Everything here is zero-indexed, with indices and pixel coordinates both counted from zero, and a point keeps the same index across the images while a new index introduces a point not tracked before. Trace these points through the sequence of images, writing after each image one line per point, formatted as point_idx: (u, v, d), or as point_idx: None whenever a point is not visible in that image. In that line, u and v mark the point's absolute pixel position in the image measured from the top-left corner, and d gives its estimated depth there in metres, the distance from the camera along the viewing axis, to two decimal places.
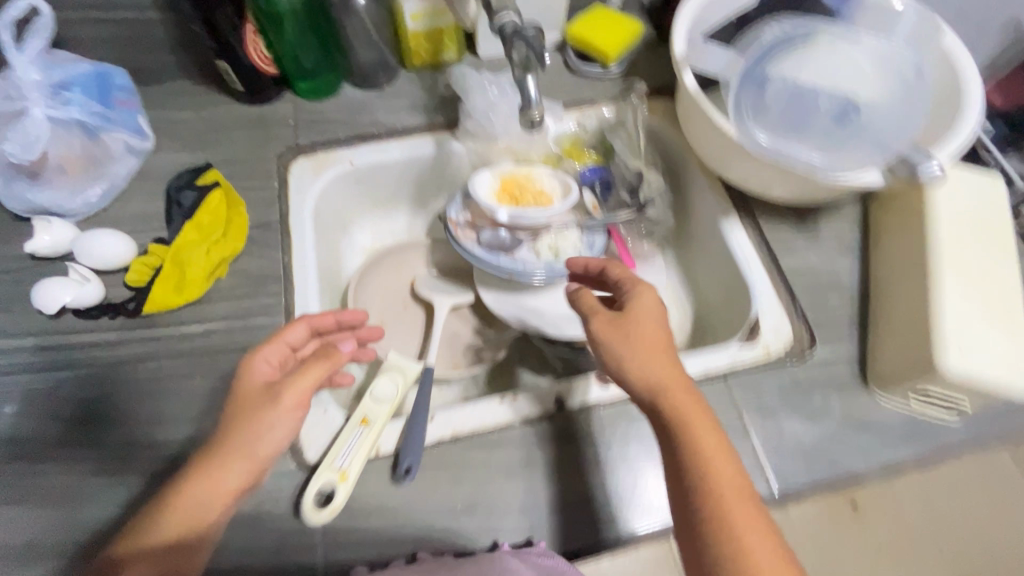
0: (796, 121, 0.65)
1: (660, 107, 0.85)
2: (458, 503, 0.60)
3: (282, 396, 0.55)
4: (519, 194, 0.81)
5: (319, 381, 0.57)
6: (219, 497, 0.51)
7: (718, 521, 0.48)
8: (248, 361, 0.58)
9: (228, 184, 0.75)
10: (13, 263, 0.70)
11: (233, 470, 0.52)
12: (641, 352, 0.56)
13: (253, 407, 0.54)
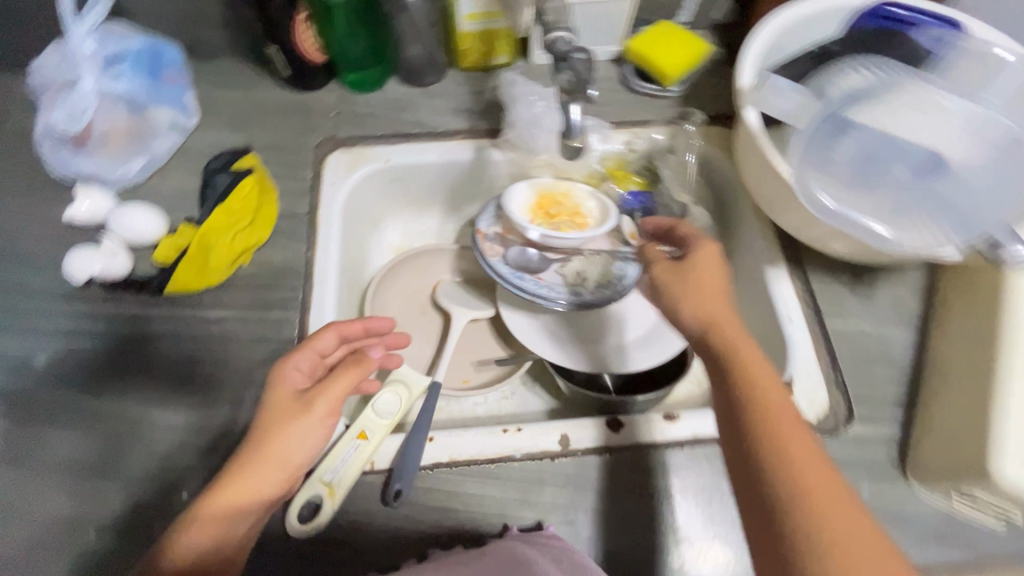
0: (866, 183, 0.58)
1: (717, 137, 0.79)
2: (446, 534, 0.58)
3: (315, 404, 0.54)
4: (554, 212, 0.78)
5: (350, 388, 0.56)
6: (271, 481, 0.52)
7: (783, 475, 0.44)
8: (283, 362, 0.57)
9: (263, 171, 0.75)
10: (55, 226, 0.72)
11: (277, 459, 0.52)
12: (700, 298, 0.56)
13: (286, 415, 0.54)
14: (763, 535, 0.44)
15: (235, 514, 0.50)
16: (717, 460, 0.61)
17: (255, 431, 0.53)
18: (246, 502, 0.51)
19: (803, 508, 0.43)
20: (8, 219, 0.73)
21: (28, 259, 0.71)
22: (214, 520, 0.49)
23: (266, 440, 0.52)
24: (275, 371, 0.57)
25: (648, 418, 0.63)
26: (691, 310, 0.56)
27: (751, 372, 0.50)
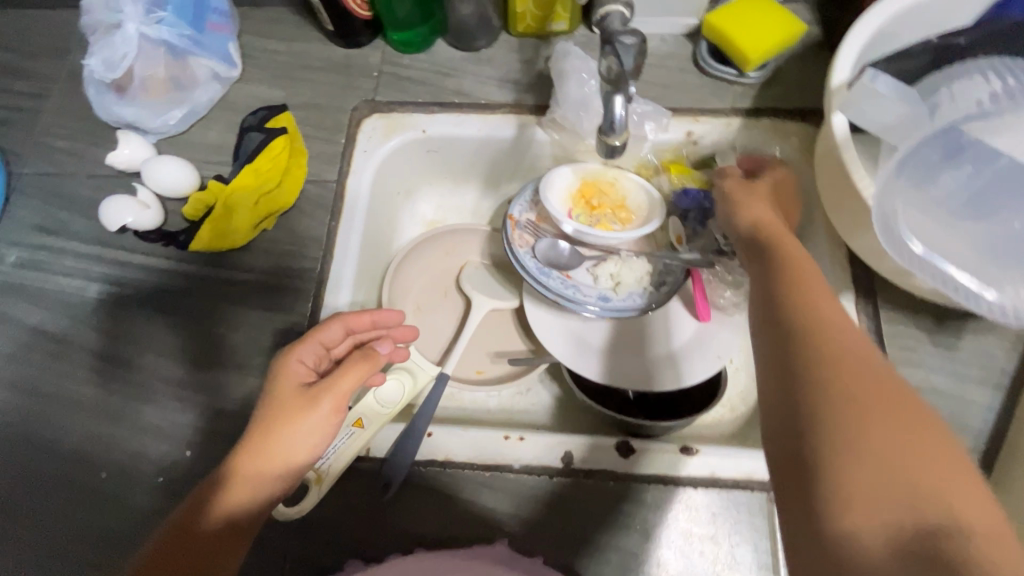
0: (962, 225, 0.48)
1: (795, 137, 0.69)
2: (429, 537, 0.56)
3: (321, 401, 0.52)
4: (598, 203, 0.72)
5: (355, 387, 0.54)
6: (280, 465, 0.51)
7: (808, 337, 0.41)
8: (288, 350, 0.56)
9: (296, 132, 0.73)
10: (99, 169, 0.74)
11: (286, 448, 0.51)
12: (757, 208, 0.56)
13: (291, 408, 0.52)
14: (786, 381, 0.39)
15: (258, 478, 0.50)
16: (733, 506, 0.56)
17: (263, 417, 0.52)
18: (274, 462, 0.50)
19: (827, 366, 0.38)
20: (59, 157, 0.75)
21: (72, 200, 0.73)
22: (243, 478, 0.50)
23: (274, 431, 0.51)
24: (281, 357, 0.56)
25: (662, 449, 0.58)
26: (747, 213, 0.56)
27: (795, 262, 0.48)
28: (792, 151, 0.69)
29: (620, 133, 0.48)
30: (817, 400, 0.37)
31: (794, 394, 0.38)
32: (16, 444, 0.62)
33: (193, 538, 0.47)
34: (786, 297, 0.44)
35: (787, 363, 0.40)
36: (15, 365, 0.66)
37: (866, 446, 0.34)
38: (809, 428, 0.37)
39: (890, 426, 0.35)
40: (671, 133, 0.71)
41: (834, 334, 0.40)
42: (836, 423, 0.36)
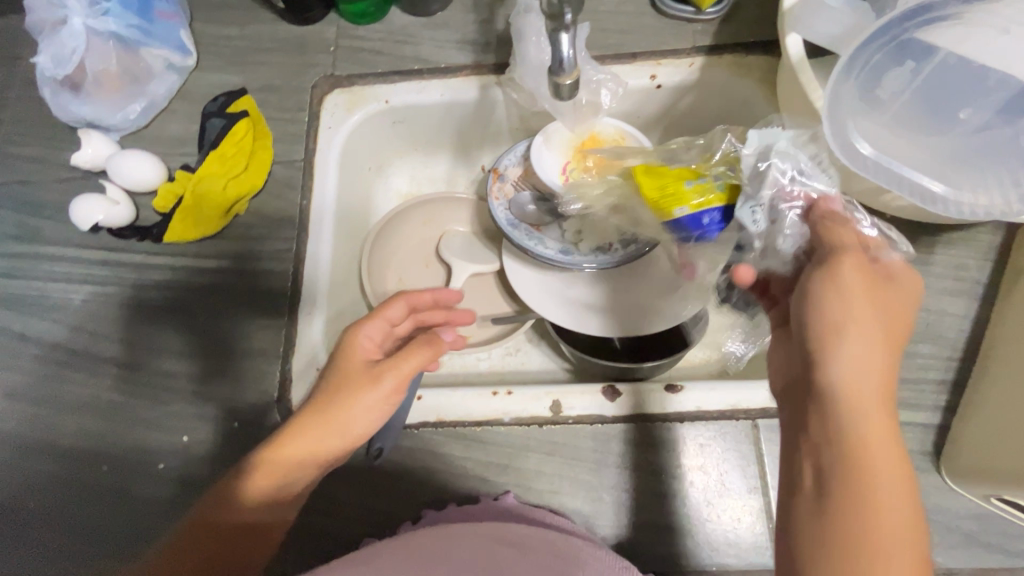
0: (909, 129, 0.51)
1: (760, 69, 0.69)
2: (427, 496, 0.57)
3: (384, 377, 0.53)
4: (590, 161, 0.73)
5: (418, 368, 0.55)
6: (326, 455, 0.52)
7: (834, 514, 0.38)
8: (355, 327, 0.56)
9: (257, 114, 0.73)
10: (65, 172, 0.73)
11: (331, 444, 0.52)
12: (834, 327, 0.43)
13: (353, 383, 0.53)
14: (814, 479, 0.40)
15: (274, 495, 0.51)
16: (719, 436, 0.57)
17: (321, 394, 0.53)
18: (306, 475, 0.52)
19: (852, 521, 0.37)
20: (22, 163, 0.74)
21: (41, 205, 0.72)
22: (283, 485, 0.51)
23: (336, 404, 0.52)
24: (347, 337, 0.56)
25: (649, 389, 0.59)
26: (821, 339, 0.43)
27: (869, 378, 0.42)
28: (757, 83, 0.69)
29: (569, 72, 0.48)
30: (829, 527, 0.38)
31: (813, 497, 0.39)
32: (16, 448, 0.63)
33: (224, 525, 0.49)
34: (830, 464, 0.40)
35: (823, 484, 0.39)
36: (5, 373, 0.66)
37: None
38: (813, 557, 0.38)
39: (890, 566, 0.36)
40: (635, 79, 0.71)
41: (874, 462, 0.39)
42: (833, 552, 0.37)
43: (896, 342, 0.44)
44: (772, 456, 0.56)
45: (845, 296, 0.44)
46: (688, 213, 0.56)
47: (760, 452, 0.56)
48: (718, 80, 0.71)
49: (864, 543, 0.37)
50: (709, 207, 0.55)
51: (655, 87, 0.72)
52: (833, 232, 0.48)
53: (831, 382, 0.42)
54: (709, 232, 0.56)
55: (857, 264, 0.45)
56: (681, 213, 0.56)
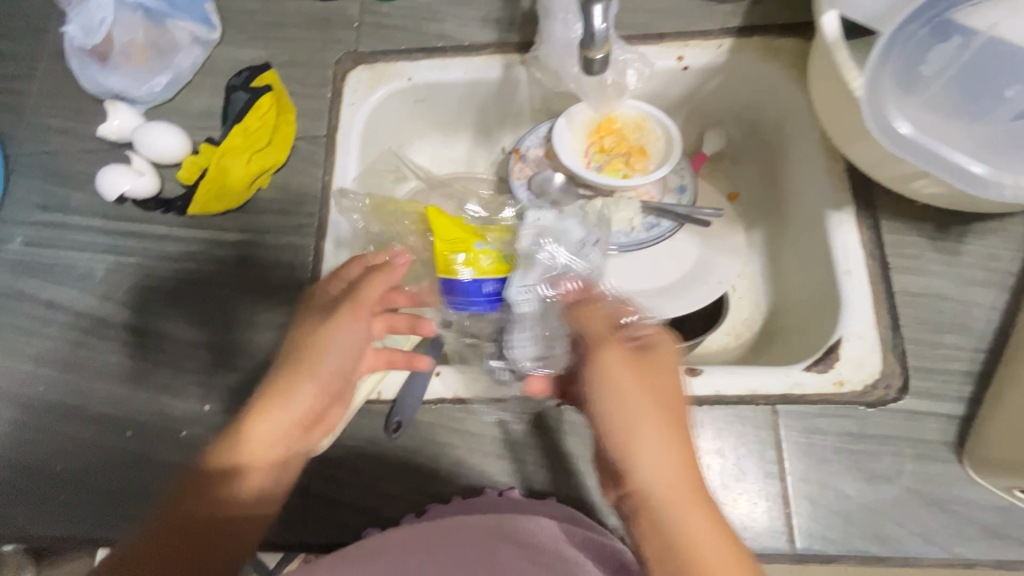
0: (948, 112, 0.50)
1: (791, 51, 0.68)
2: (443, 470, 0.58)
3: (348, 300, 0.55)
4: (612, 142, 0.73)
5: (381, 290, 0.55)
6: (295, 419, 0.52)
7: None
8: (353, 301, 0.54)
9: (281, 89, 0.73)
10: (92, 143, 0.74)
11: (302, 416, 0.53)
12: (617, 439, 0.44)
13: (318, 316, 0.55)
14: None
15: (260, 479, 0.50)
16: (737, 422, 0.55)
17: (285, 371, 0.53)
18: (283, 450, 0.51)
19: None
20: (51, 134, 0.75)
21: (69, 175, 0.73)
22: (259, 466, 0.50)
23: (309, 340, 0.54)
24: (342, 314, 0.54)
25: None
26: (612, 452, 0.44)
27: (665, 475, 0.42)
28: (786, 66, 0.68)
29: (600, 46, 0.47)
30: None
31: None
32: (44, 410, 0.65)
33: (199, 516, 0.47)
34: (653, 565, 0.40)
35: None
36: (33, 339, 0.67)
37: None
38: None
39: None
40: (662, 60, 0.70)
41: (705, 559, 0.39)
42: None
43: (674, 411, 0.45)
44: None
45: (618, 390, 0.45)
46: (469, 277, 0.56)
47: (780, 437, 0.54)
48: (746, 63, 0.69)
49: None
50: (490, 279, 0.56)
51: (681, 69, 0.71)
52: (585, 318, 0.53)
53: (639, 483, 0.43)
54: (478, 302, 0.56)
55: (614, 353, 0.47)
56: (466, 275, 0.56)
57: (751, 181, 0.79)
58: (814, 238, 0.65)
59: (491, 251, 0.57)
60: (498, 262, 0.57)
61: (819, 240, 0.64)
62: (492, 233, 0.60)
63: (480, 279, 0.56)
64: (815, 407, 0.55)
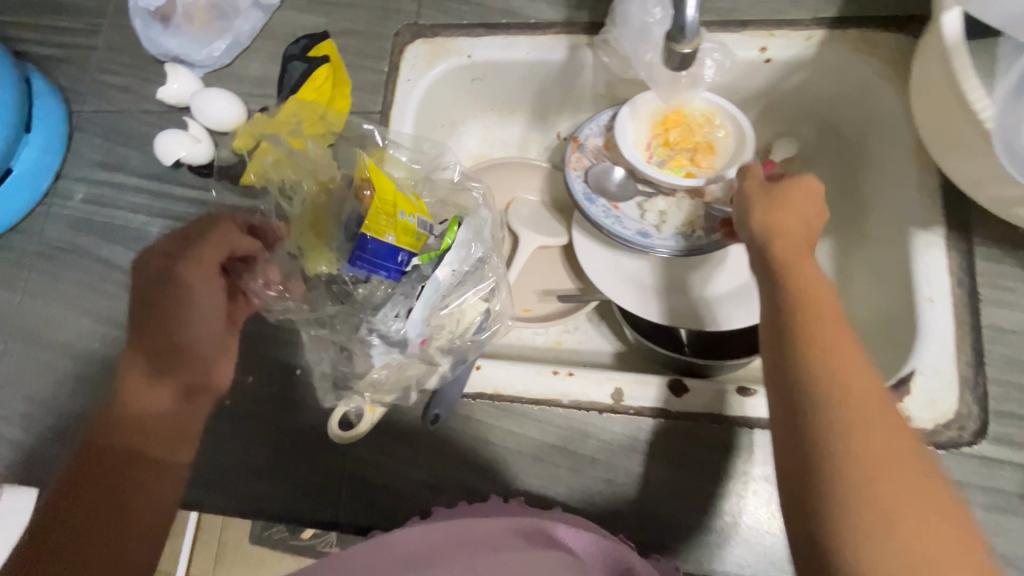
0: None
1: (890, 49, 0.62)
2: (479, 465, 0.57)
3: (204, 254, 0.52)
4: (677, 137, 0.68)
5: (237, 245, 0.54)
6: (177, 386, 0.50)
7: (811, 381, 0.39)
8: (195, 262, 0.51)
9: (339, 60, 0.71)
10: (151, 105, 0.74)
11: (184, 380, 0.50)
12: (809, 275, 0.46)
13: (172, 275, 0.51)
14: (775, 356, 0.42)
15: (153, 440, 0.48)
16: None
17: (147, 330, 0.50)
18: (172, 415, 0.49)
19: (833, 378, 0.39)
20: (113, 92, 0.76)
21: (129, 135, 0.74)
22: (159, 427, 0.48)
23: (169, 301, 0.50)
24: (185, 277, 0.51)
25: (717, 389, 0.57)
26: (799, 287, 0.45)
27: (793, 257, 0.48)
28: (884, 64, 0.61)
29: (690, 40, 0.43)
30: (816, 408, 0.38)
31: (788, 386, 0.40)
32: (96, 365, 0.66)
33: (109, 473, 0.45)
34: (801, 365, 0.40)
35: (786, 361, 0.41)
36: (90, 295, 0.69)
37: (862, 450, 0.36)
38: (815, 455, 0.37)
39: (868, 412, 0.37)
40: (743, 50, 0.64)
41: (825, 323, 0.42)
42: (830, 429, 0.37)
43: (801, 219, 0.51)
44: None
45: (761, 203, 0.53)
46: (390, 243, 0.52)
47: None
48: (836, 57, 0.63)
49: (845, 402, 0.38)
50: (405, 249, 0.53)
51: (763, 61, 0.65)
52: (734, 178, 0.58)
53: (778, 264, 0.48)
54: (392, 270, 0.53)
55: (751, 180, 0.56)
56: (388, 239, 0.52)
57: (823, 187, 0.73)
58: (893, 257, 0.60)
59: (406, 219, 0.54)
60: (409, 233, 0.54)
61: (900, 260, 0.59)
62: (416, 207, 0.57)
63: (395, 249, 0.52)
64: None
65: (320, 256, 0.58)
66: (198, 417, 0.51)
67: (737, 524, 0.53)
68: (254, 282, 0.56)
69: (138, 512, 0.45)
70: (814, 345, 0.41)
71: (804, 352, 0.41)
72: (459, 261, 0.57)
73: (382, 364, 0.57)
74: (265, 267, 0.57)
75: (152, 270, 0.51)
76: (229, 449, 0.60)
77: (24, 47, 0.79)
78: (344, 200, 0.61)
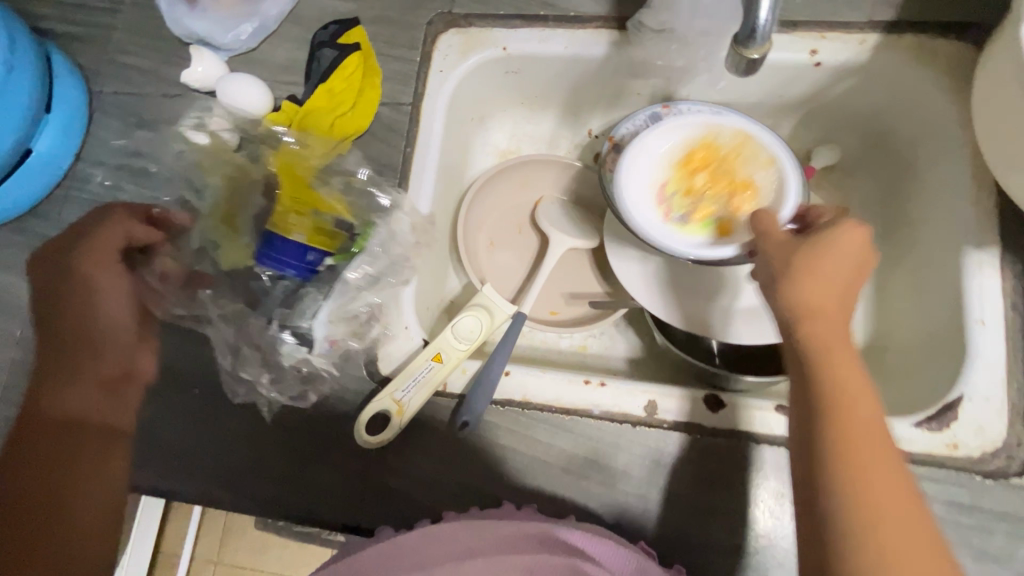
0: None
1: (951, 57, 0.59)
2: (506, 474, 0.56)
3: (96, 250, 0.58)
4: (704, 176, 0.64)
5: (126, 234, 0.59)
6: (108, 375, 0.57)
7: (837, 478, 0.40)
8: (89, 253, 0.58)
9: (370, 48, 0.68)
10: (173, 88, 0.72)
11: (111, 366, 0.58)
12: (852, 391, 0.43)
13: (63, 277, 0.58)
14: (804, 445, 0.43)
15: (78, 419, 0.54)
16: None
17: (53, 324, 0.58)
18: (95, 396, 0.56)
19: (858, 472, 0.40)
20: (133, 74, 0.74)
21: (150, 119, 0.72)
22: (87, 402, 0.55)
23: (66, 296, 0.57)
24: (78, 262, 0.57)
25: (755, 406, 0.55)
26: (838, 404, 0.43)
27: (821, 320, 0.45)
28: (942, 72, 0.59)
29: (759, 45, 0.42)
30: (839, 508, 0.40)
31: (813, 482, 0.41)
32: None
33: (47, 446, 0.52)
34: (827, 456, 0.41)
35: (814, 453, 0.42)
36: None
37: (881, 550, 0.38)
38: (836, 555, 0.39)
39: (886, 506, 0.39)
40: (793, 52, 0.62)
41: (851, 411, 0.42)
42: (854, 531, 0.39)
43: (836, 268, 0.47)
44: None
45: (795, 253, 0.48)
46: (298, 240, 0.62)
47: None
48: (891, 64, 0.61)
49: (866, 500, 0.39)
50: (317, 249, 0.62)
51: (813, 65, 0.63)
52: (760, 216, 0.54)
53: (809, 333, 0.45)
54: (300, 267, 0.62)
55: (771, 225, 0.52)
56: (295, 237, 0.62)
57: (865, 196, 0.71)
58: (942, 277, 0.58)
59: (316, 221, 0.64)
60: (322, 234, 0.64)
61: (948, 278, 0.57)
62: (328, 207, 0.65)
63: (304, 247, 0.62)
64: (922, 466, 0.50)
65: (236, 254, 0.65)
66: (128, 404, 0.58)
67: (772, 545, 0.52)
68: (148, 274, 0.62)
69: (79, 490, 0.51)
70: (839, 440, 0.41)
71: (827, 455, 0.41)
72: (367, 263, 0.61)
73: (292, 363, 0.59)
74: (164, 260, 0.63)
75: (59, 272, 0.58)
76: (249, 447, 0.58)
77: (42, 24, 0.77)
78: (253, 203, 0.67)
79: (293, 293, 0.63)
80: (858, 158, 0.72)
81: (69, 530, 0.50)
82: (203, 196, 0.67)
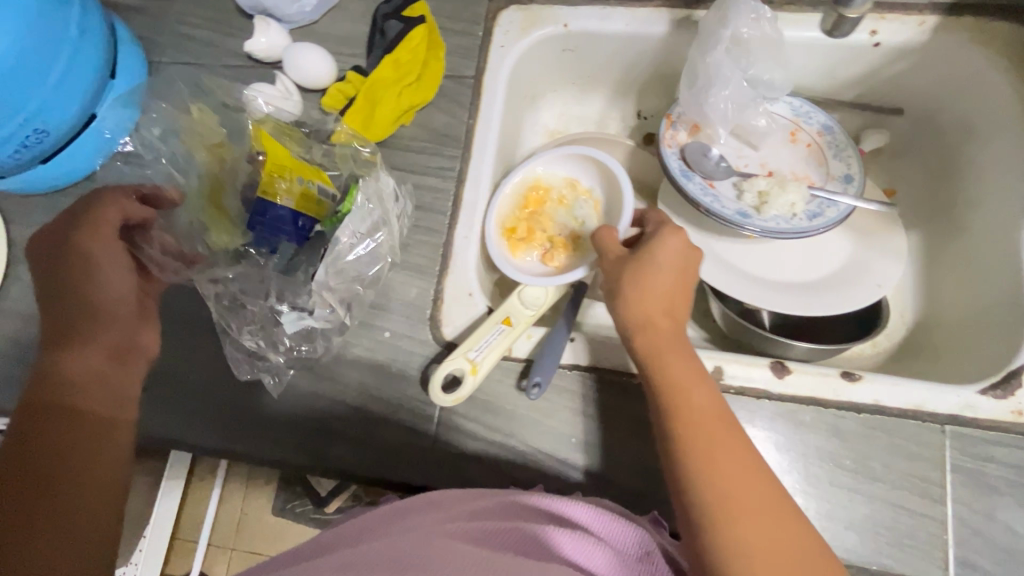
0: None
1: (1009, 39, 0.60)
2: (574, 438, 0.56)
3: (95, 224, 0.55)
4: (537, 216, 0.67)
5: (126, 209, 0.57)
6: (109, 352, 0.54)
7: (696, 494, 0.43)
8: (89, 226, 0.55)
9: (433, 21, 0.69)
10: (234, 59, 0.73)
11: (112, 340, 0.55)
12: (686, 381, 0.48)
13: (58, 256, 0.55)
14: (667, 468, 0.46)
15: (82, 399, 0.50)
16: (899, 438, 0.51)
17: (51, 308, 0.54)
18: (97, 371, 0.52)
19: (709, 483, 0.43)
20: (193, 45, 0.75)
21: None
22: (87, 382, 0.51)
23: (66, 277, 0.54)
24: (79, 240, 0.55)
25: (820, 371, 0.54)
26: (680, 416, 0.46)
27: (650, 330, 0.50)
28: (1000, 54, 0.60)
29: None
30: (703, 523, 0.42)
31: (683, 502, 0.44)
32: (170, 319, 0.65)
33: (52, 425, 0.48)
34: (685, 473, 0.44)
35: (674, 472, 0.45)
36: None
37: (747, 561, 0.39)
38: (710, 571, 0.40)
39: (744, 508, 0.42)
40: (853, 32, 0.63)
41: (695, 421, 0.46)
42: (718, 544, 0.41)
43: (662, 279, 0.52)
44: (962, 470, 0.50)
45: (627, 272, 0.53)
46: (286, 206, 0.59)
47: (945, 459, 0.51)
48: (949, 46, 0.62)
49: (724, 506, 0.42)
50: (306, 214, 0.60)
51: (872, 45, 0.64)
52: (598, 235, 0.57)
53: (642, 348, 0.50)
54: (292, 232, 0.60)
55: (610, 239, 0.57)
56: (282, 203, 0.59)
57: (915, 178, 0.73)
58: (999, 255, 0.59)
59: (304, 186, 0.59)
60: (310, 200, 0.60)
61: (1004, 255, 0.58)
62: (312, 173, 0.61)
63: (296, 214, 0.59)
64: (988, 431, 0.51)
65: (226, 232, 0.63)
66: (134, 376, 0.55)
67: None
68: (149, 249, 0.60)
69: (90, 464, 0.48)
70: (690, 459, 0.44)
71: (679, 471, 0.44)
72: (361, 221, 0.59)
73: (295, 331, 0.60)
74: (161, 235, 0.61)
75: (56, 251, 0.55)
76: (317, 409, 0.60)
77: None
78: (241, 171, 0.65)
79: (287, 265, 0.61)
80: (907, 141, 0.73)
81: (82, 506, 0.46)
82: (189, 173, 0.65)
